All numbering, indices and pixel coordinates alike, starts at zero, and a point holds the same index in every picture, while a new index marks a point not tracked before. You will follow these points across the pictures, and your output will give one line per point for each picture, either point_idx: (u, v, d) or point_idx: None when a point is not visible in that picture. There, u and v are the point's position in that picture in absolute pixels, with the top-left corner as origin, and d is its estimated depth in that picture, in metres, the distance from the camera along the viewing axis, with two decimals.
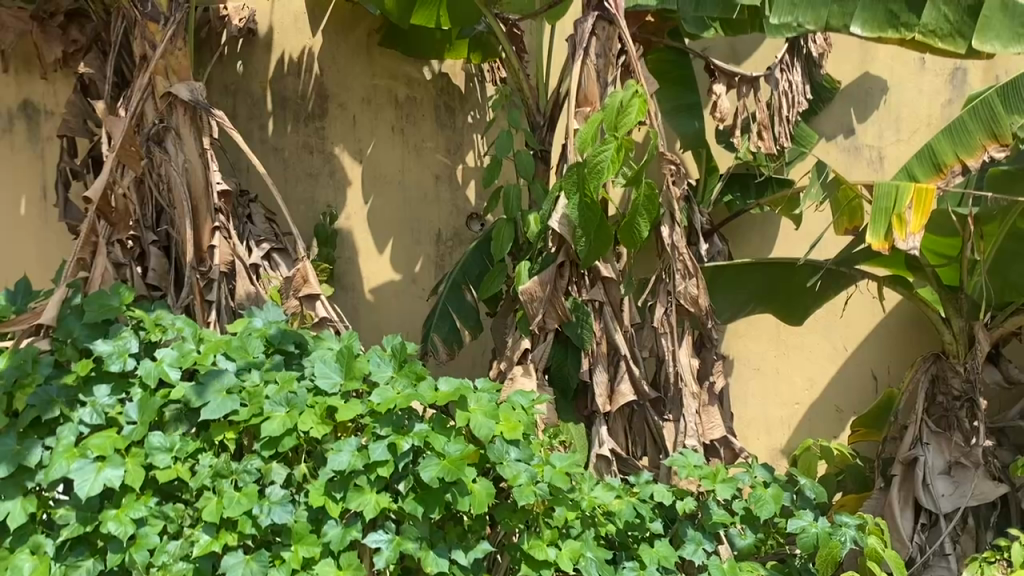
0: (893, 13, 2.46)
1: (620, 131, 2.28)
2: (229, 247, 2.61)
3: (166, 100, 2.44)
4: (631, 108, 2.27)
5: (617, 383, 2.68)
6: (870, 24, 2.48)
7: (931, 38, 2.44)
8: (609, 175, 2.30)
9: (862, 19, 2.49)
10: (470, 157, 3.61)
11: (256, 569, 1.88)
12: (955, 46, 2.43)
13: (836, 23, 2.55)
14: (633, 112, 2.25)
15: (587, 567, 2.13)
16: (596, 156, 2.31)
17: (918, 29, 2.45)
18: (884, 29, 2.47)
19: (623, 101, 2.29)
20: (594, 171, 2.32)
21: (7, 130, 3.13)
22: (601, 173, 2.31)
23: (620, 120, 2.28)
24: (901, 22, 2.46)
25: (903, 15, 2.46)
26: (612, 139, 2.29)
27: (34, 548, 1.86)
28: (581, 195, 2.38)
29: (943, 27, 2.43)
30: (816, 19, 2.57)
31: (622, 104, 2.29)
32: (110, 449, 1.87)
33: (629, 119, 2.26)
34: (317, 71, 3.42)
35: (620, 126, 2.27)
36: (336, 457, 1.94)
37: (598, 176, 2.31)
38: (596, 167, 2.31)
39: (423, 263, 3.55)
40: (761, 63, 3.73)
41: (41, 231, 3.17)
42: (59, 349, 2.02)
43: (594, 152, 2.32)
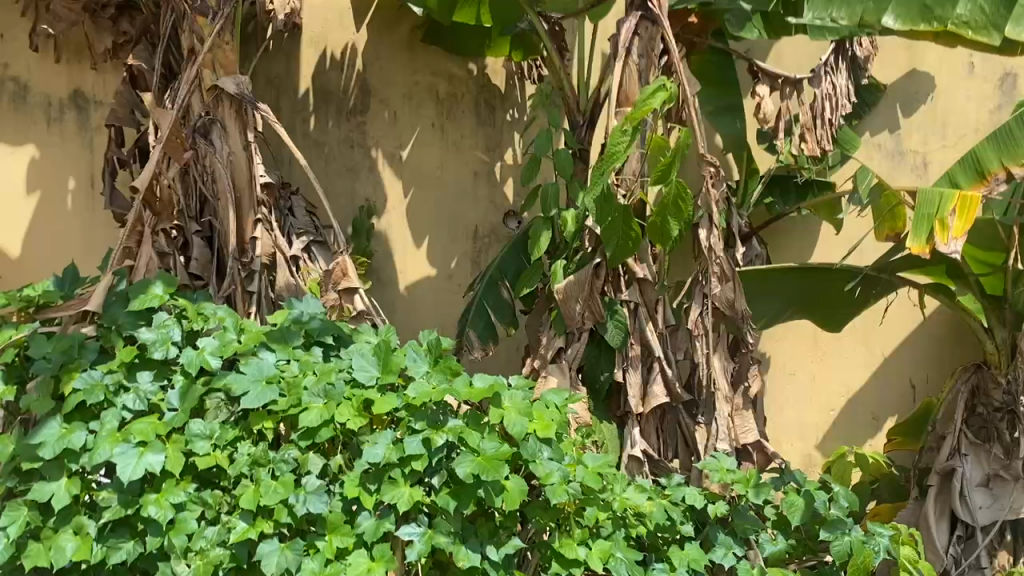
0: (926, 7, 2.40)
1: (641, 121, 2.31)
2: (271, 239, 2.67)
3: (212, 94, 2.50)
4: (654, 98, 2.30)
5: (651, 385, 2.67)
6: (903, 17, 2.44)
7: (963, 31, 2.37)
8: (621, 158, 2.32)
9: (894, 12, 2.45)
10: (507, 155, 3.64)
11: (292, 557, 1.90)
12: (989, 39, 2.32)
13: (871, 19, 2.52)
14: (655, 100, 2.28)
15: (617, 567, 2.14)
16: (614, 142, 2.33)
17: (951, 20, 2.37)
18: (915, 22, 2.42)
19: (648, 92, 2.33)
20: (609, 154, 2.34)
21: (57, 120, 3.20)
22: (615, 157, 2.33)
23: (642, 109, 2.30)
24: (935, 15, 2.38)
25: (937, 10, 2.37)
26: (631, 126, 2.31)
27: (77, 529, 1.91)
28: (604, 189, 2.39)
29: (976, 19, 2.34)
30: (851, 16, 2.56)
31: (646, 96, 2.32)
32: (152, 435, 1.91)
33: (650, 107, 2.28)
34: (360, 67, 3.45)
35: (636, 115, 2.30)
36: (371, 450, 1.95)
37: (612, 159, 2.33)
38: (614, 150, 2.34)
39: (459, 260, 3.58)
40: (804, 65, 3.71)
41: (91, 218, 3.25)
42: (106, 336, 2.09)
43: (613, 137, 2.34)
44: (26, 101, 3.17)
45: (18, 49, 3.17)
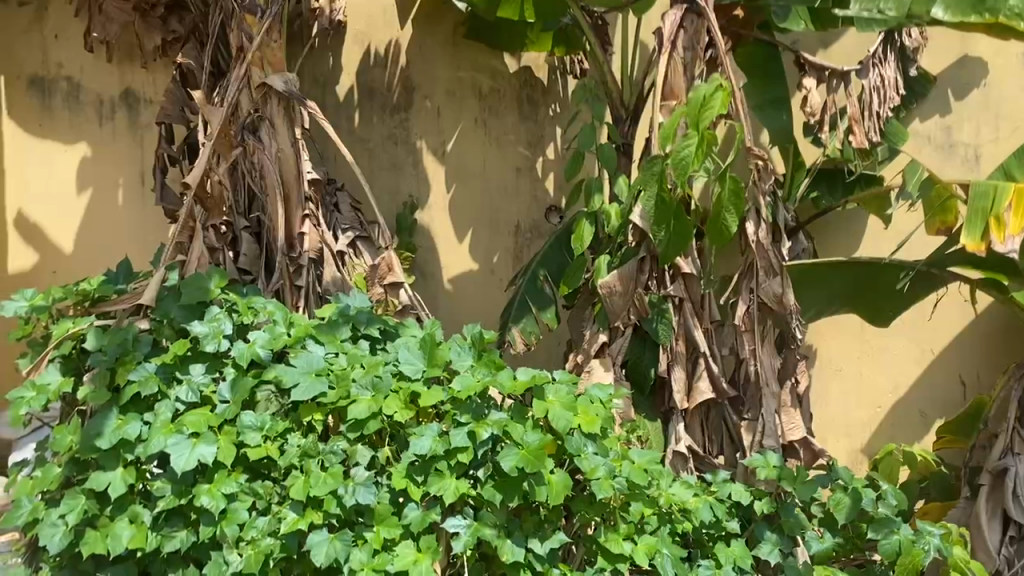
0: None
1: (702, 125, 2.24)
2: (318, 234, 2.70)
3: (261, 91, 2.54)
4: (714, 101, 2.24)
5: (695, 381, 2.67)
6: (952, 10, 2.36)
7: (1016, 21, 2.36)
8: (692, 170, 2.27)
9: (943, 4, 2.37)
10: (550, 150, 3.61)
11: (340, 547, 1.91)
12: None
13: (918, 9, 2.47)
14: (716, 106, 2.23)
15: (663, 563, 2.14)
16: (678, 151, 2.28)
17: (1004, 11, 2.35)
18: (966, 14, 2.35)
19: (705, 94, 2.25)
20: (677, 166, 2.28)
21: (109, 118, 3.27)
22: (684, 169, 2.27)
23: (704, 113, 2.24)
24: (986, 7, 2.34)
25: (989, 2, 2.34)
26: (695, 133, 2.26)
27: (133, 518, 1.96)
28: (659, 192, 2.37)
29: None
30: (898, 8, 2.53)
31: (705, 98, 2.26)
32: (203, 426, 1.95)
33: (713, 111, 2.23)
34: (404, 63, 3.47)
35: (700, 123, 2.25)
36: (418, 442, 1.97)
37: (681, 169, 2.27)
38: (682, 157, 2.27)
39: (501, 255, 3.59)
40: (849, 55, 3.64)
41: (142, 214, 3.30)
42: (159, 328, 2.15)
43: (675, 147, 2.29)
44: (79, 100, 3.26)
45: (73, 49, 3.25)
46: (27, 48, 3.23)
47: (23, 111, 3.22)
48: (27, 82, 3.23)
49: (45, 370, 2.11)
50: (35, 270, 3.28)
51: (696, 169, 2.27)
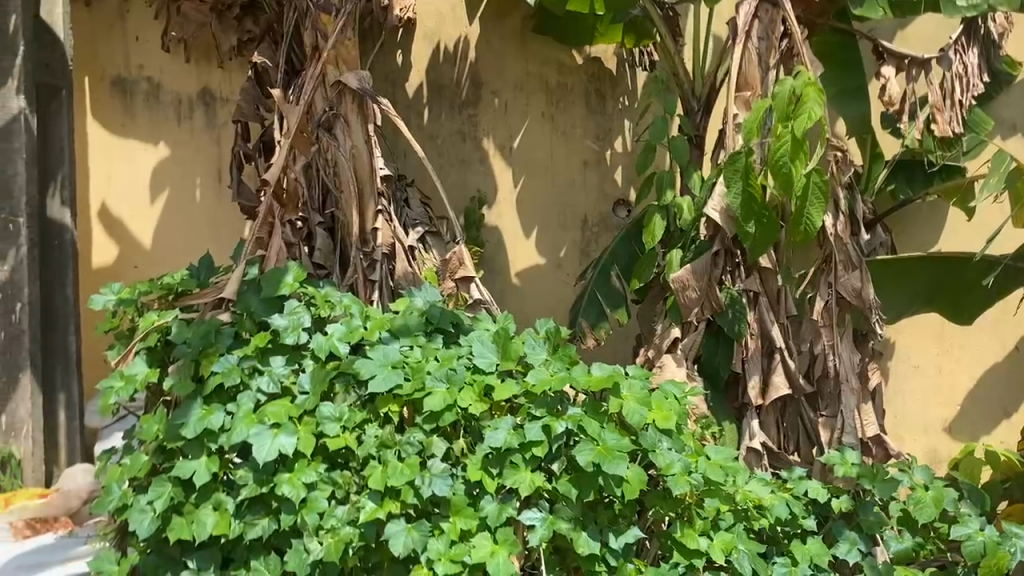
0: None
1: (793, 123, 2.26)
2: (391, 230, 2.73)
3: (336, 89, 2.60)
4: (810, 96, 2.24)
5: (771, 376, 2.63)
6: None
7: None
8: (789, 174, 2.29)
9: None
10: (618, 142, 3.62)
11: (418, 538, 1.95)
12: None
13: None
14: (815, 101, 2.22)
15: (739, 560, 2.11)
16: (776, 153, 2.30)
17: None
18: None
19: (795, 89, 2.27)
20: (774, 168, 2.31)
21: (187, 117, 3.37)
22: (782, 173, 2.29)
23: (799, 108, 2.24)
24: None
25: None
26: (787, 132, 2.28)
27: (217, 505, 2.01)
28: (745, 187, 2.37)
29: None
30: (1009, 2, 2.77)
31: (794, 93, 2.27)
32: (284, 417, 2.00)
33: (812, 108, 2.22)
34: (472, 59, 3.48)
35: (796, 117, 2.24)
36: (493, 435, 1.99)
37: (781, 170, 2.29)
38: (777, 155, 2.30)
39: (568, 249, 3.59)
40: (912, 39, 3.57)
41: (218, 210, 3.41)
42: (240, 321, 2.19)
43: (772, 149, 2.31)
44: (159, 100, 3.35)
45: (152, 50, 3.34)
46: (108, 49, 3.31)
47: (105, 109, 3.31)
48: (109, 82, 3.31)
49: (133, 361, 2.18)
50: (118, 263, 3.36)
51: (797, 171, 2.29)
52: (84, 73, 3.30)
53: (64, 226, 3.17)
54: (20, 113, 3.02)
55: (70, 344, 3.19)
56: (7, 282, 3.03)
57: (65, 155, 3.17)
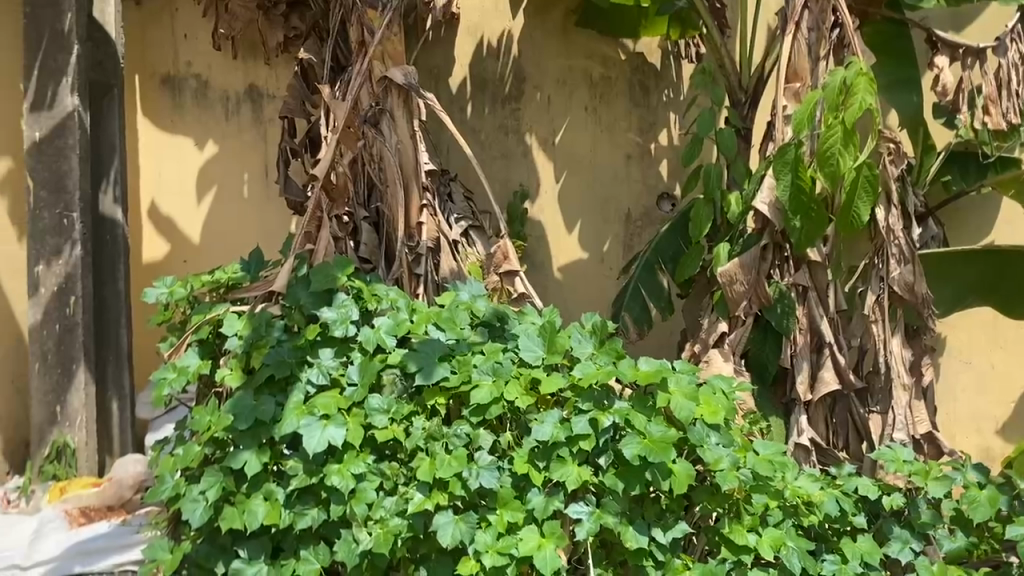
0: None
1: (844, 114, 2.22)
2: (436, 224, 2.77)
3: (382, 84, 2.65)
4: (860, 86, 2.19)
5: (820, 371, 2.60)
6: None
7: None
8: (837, 165, 2.26)
9: None
10: (663, 135, 3.60)
11: (465, 529, 1.96)
12: None
13: None
14: (862, 91, 2.18)
15: (789, 556, 2.09)
16: (825, 145, 2.27)
17: None
18: None
19: (847, 80, 2.22)
20: (823, 160, 2.28)
21: (235, 114, 3.42)
22: (830, 164, 2.27)
23: (848, 99, 2.21)
24: None
25: None
26: (837, 122, 2.24)
27: (267, 495, 2.04)
28: (794, 178, 2.36)
29: None
30: None
31: (846, 84, 2.23)
32: (333, 409, 2.02)
33: (861, 97, 2.18)
34: (515, 53, 3.48)
35: (846, 108, 2.20)
36: (540, 428, 1.99)
37: (829, 163, 2.27)
38: (826, 149, 2.27)
39: (611, 242, 3.58)
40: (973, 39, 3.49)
41: (266, 205, 3.46)
42: (291, 315, 2.21)
43: (822, 140, 2.28)
44: (207, 97, 3.40)
45: (200, 48, 3.39)
46: (157, 48, 3.38)
47: (154, 106, 3.38)
48: (159, 80, 3.38)
49: (186, 353, 2.22)
50: (168, 258, 3.44)
51: (843, 162, 2.26)
52: (134, 71, 3.38)
53: (115, 222, 3.24)
54: (74, 111, 3.07)
55: (121, 337, 3.27)
56: (63, 277, 3.08)
57: (116, 152, 3.24)
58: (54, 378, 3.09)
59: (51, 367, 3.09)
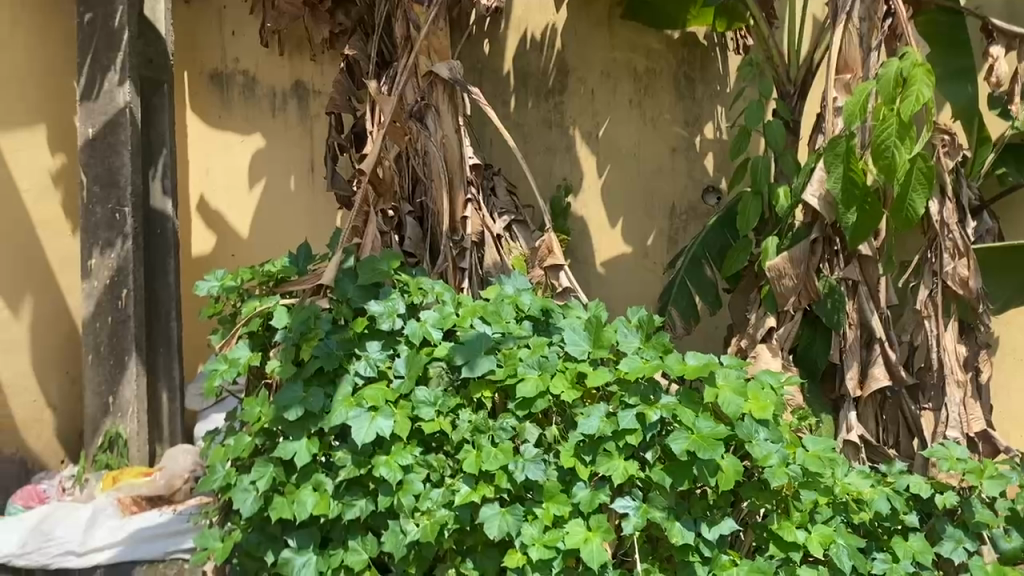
0: None
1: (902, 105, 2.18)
2: (480, 218, 2.77)
3: (427, 79, 2.69)
4: (918, 77, 2.14)
5: (870, 367, 2.56)
6: None
7: None
8: (896, 158, 2.22)
9: None
10: (709, 128, 3.58)
11: (512, 522, 1.97)
12: None
13: None
14: (924, 83, 2.13)
15: (838, 554, 2.07)
16: (880, 137, 2.23)
17: None
18: None
19: (904, 72, 2.17)
20: (878, 153, 2.24)
21: (281, 109, 3.46)
22: (886, 156, 2.23)
23: (906, 91, 2.16)
24: None
25: None
26: (893, 114, 2.20)
27: (316, 486, 2.07)
28: (846, 171, 2.32)
29: None
30: None
31: (904, 75, 2.18)
32: (381, 400, 2.03)
33: (920, 89, 2.13)
34: (559, 47, 3.47)
35: (903, 99, 2.16)
36: (586, 422, 1.99)
37: (886, 156, 2.23)
38: (882, 142, 2.23)
39: (655, 236, 3.56)
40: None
41: (312, 200, 3.50)
42: (337, 308, 2.22)
43: (876, 132, 2.24)
44: (254, 93, 3.45)
45: (248, 45, 3.44)
46: (206, 44, 3.43)
47: (202, 101, 3.43)
48: (208, 76, 3.43)
49: (237, 345, 2.26)
50: (215, 252, 3.49)
51: (899, 156, 2.22)
52: (183, 67, 3.43)
53: (165, 216, 3.30)
54: (125, 107, 3.13)
55: (171, 329, 3.32)
56: (114, 270, 3.16)
57: (166, 147, 3.30)
58: (106, 369, 3.17)
59: (104, 358, 3.17)
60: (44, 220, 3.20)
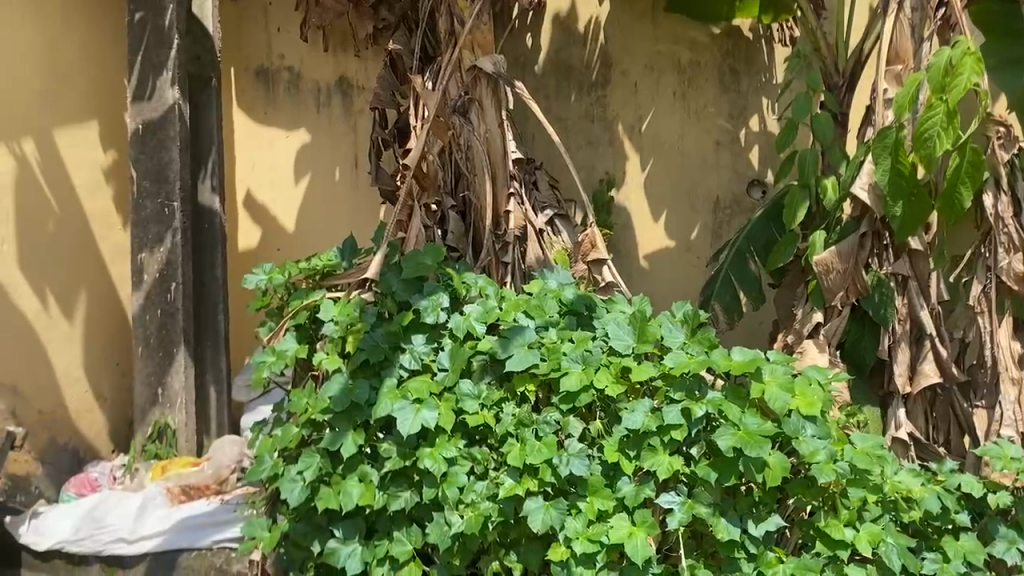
0: None
1: (948, 95, 2.13)
2: (523, 212, 2.75)
3: (471, 74, 2.68)
4: (964, 67, 2.10)
5: (920, 364, 2.52)
6: None
7: None
8: (939, 149, 2.18)
9: None
10: (754, 121, 3.52)
11: (556, 515, 1.97)
12: None
13: None
14: (968, 72, 2.09)
15: (887, 552, 2.05)
16: (923, 126, 2.20)
17: None
18: None
19: (952, 60, 2.12)
20: (922, 144, 2.20)
21: (326, 105, 3.50)
22: (931, 147, 2.19)
23: (951, 81, 2.12)
24: None
25: None
26: (940, 104, 2.16)
27: (361, 477, 2.10)
28: (891, 162, 2.29)
29: None
30: None
31: (952, 64, 2.13)
32: (426, 393, 2.06)
33: (963, 80, 2.09)
34: (603, 40, 3.45)
35: (950, 88, 2.12)
36: (630, 417, 1.98)
37: (927, 146, 2.19)
38: (925, 132, 2.20)
39: (699, 230, 3.53)
40: None
41: (356, 195, 3.53)
42: (382, 302, 2.26)
43: (920, 122, 2.21)
44: (300, 90, 3.49)
45: (293, 41, 3.48)
46: (253, 42, 3.48)
47: (248, 97, 3.48)
48: (254, 72, 3.48)
49: (283, 338, 2.29)
50: (261, 246, 3.54)
51: (943, 146, 2.17)
52: (230, 64, 3.47)
53: (213, 211, 3.36)
54: (175, 104, 3.19)
55: (218, 321, 3.38)
56: (163, 264, 3.22)
57: (213, 143, 3.35)
58: (156, 360, 3.24)
59: (154, 350, 3.24)
60: (98, 216, 3.28)
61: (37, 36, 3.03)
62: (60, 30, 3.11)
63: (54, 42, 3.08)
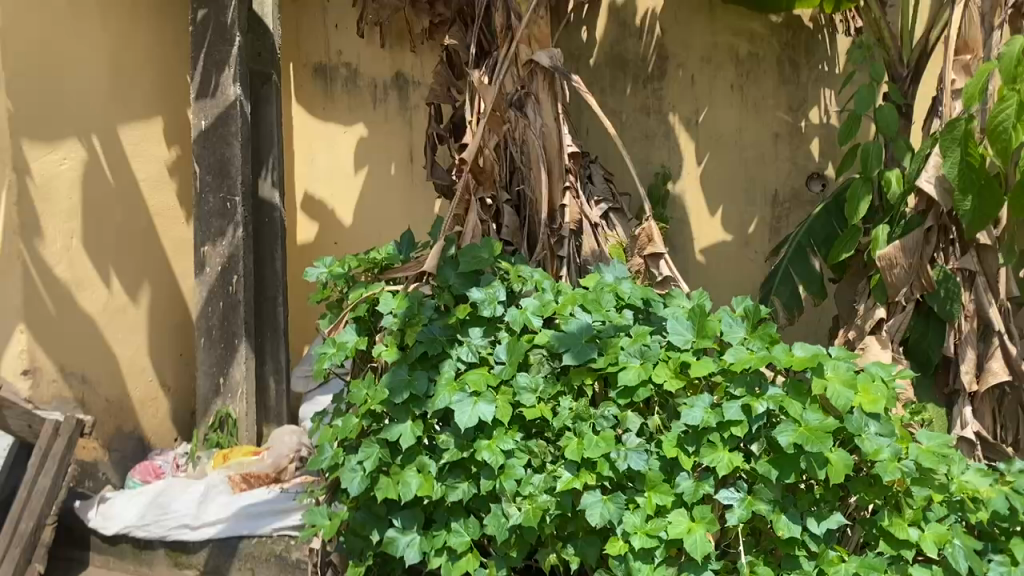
0: None
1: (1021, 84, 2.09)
2: (578, 206, 2.79)
3: (528, 68, 2.70)
4: None
5: (988, 362, 2.45)
6: None
7: None
8: (1012, 140, 2.12)
9: None
10: (813, 114, 3.44)
11: (614, 509, 1.98)
12: None
13: None
14: None
15: (954, 554, 2.00)
16: (996, 118, 2.13)
17: None
18: None
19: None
20: (994, 135, 2.15)
21: (382, 101, 3.52)
22: (1004, 138, 2.13)
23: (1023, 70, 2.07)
24: None
25: None
26: (1013, 94, 2.10)
27: (420, 468, 2.12)
28: (965, 158, 2.24)
29: None
30: None
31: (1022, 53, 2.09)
32: (483, 386, 2.07)
33: None
34: (659, 32, 3.42)
35: None
36: (690, 413, 1.97)
37: (1000, 138, 2.13)
38: (996, 124, 2.14)
39: (757, 224, 3.48)
40: None
41: (411, 189, 3.54)
42: (439, 295, 2.27)
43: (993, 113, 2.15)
44: (357, 86, 3.53)
45: (350, 37, 3.51)
46: (310, 38, 3.54)
47: (308, 95, 3.56)
48: (312, 69, 3.54)
49: (344, 329, 2.34)
50: (319, 240, 3.62)
51: (1017, 137, 2.12)
52: (289, 59, 3.56)
53: (273, 205, 3.42)
54: (236, 101, 3.25)
55: (278, 313, 3.45)
56: (225, 258, 3.28)
57: (273, 138, 3.40)
58: (218, 352, 3.31)
59: (217, 341, 3.32)
60: (161, 212, 3.39)
61: (104, 34, 3.11)
62: (126, 29, 3.20)
63: (121, 40, 3.18)
